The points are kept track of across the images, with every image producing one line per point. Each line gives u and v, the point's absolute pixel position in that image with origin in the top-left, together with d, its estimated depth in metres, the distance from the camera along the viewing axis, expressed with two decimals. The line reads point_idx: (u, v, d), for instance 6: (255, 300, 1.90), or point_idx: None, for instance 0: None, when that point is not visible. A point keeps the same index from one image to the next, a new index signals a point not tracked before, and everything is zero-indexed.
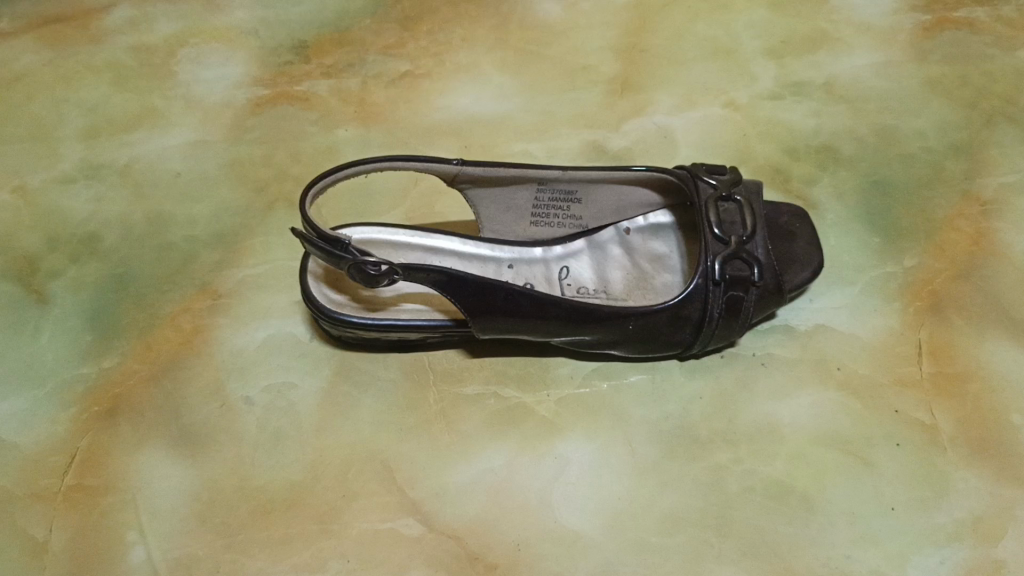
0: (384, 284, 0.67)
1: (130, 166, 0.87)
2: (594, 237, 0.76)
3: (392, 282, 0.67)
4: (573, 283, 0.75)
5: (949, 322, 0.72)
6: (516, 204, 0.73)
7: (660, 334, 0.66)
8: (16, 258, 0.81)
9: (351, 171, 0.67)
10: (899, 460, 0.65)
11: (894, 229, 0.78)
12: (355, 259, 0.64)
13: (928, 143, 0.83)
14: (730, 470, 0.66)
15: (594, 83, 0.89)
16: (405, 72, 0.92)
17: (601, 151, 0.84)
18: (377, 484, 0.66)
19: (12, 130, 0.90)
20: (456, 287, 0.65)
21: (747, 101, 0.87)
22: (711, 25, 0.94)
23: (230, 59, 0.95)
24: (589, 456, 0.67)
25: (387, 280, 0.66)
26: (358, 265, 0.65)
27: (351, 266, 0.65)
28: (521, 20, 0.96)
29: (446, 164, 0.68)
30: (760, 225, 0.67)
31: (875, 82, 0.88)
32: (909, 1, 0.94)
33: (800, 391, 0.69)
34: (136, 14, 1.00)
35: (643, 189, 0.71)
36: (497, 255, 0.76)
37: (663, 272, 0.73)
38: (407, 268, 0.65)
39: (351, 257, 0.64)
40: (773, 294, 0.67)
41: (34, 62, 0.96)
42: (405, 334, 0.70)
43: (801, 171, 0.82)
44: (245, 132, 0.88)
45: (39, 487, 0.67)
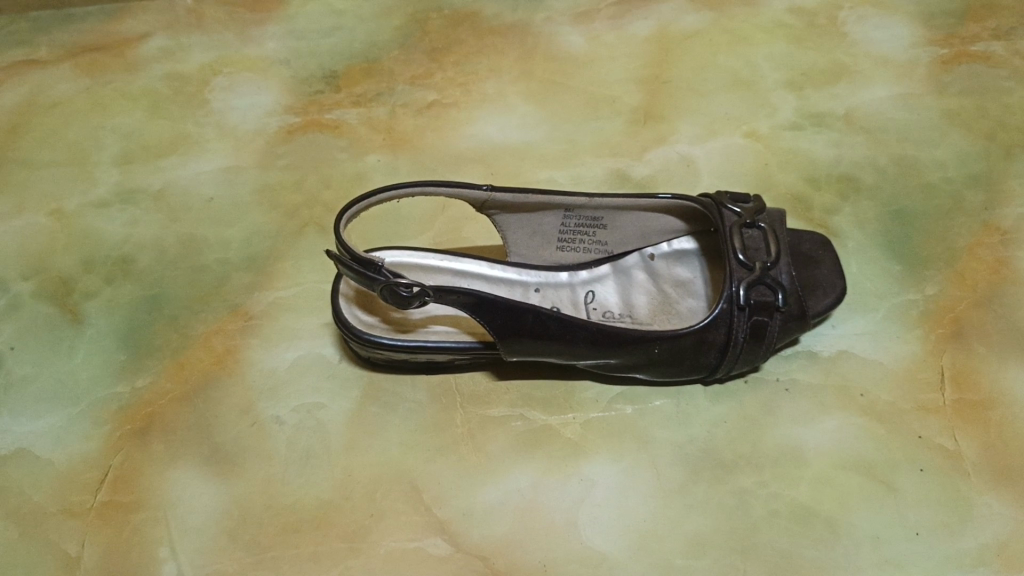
0: (415, 306, 0.68)
1: (164, 191, 0.89)
2: (618, 262, 0.77)
3: (422, 304, 0.68)
4: (598, 307, 0.76)
5: (972, 349, 0.73)
6: (543, 230, 0.75)
7: (685, 358, 0.67)
8: (51, 280, 0.83)
9: (383, 196, 0.69)
10: (923, 486, 0.65)
11: (915, 258, 0.79)
12: (387, 280, 0.66)
13: (948, 174, 0.84)
14: (754, 494, 0.66)
15: (618, 113, 0.91)
16: (433, 102, 0.94)
17: (625, 179, 0.85)
18: (405, 503, 0.67)
19: (49, 154, 0.93)
20: (485, 310, 0.66)
21: (769, 131, 0.89)
22: (732, 57, 0.96)
23: (263, 87, 0.97)
24: (615, 478, 0.68)
25: (418, 302, 0.67)
26: (391, 287, 0.66)
27: (383, 288, 0.66)
28: (546, 52, 0.98)
29: (476, 190, 0.69)
30: (784, 252, 0.68)
31: (894, 113, 0.89)
32: (926, 35, 0.96)
33: (824, 416, 0.70)
34: (171, 43, 1.03)
35: (668, 216, 0.72)
36: (524, 279, 0.77)
37: (687, 297, 0.75)
38: (438, 290, 0.66)
39: (384, 279, 0.66)
40: (797, 320, 0.68)
41: (71, 89, 0.98)
42: (433, 355, 0.71)
43: (822, 200, 0.83)
44: (276, 159, 0.90)
45: (73, 503, 0.69)
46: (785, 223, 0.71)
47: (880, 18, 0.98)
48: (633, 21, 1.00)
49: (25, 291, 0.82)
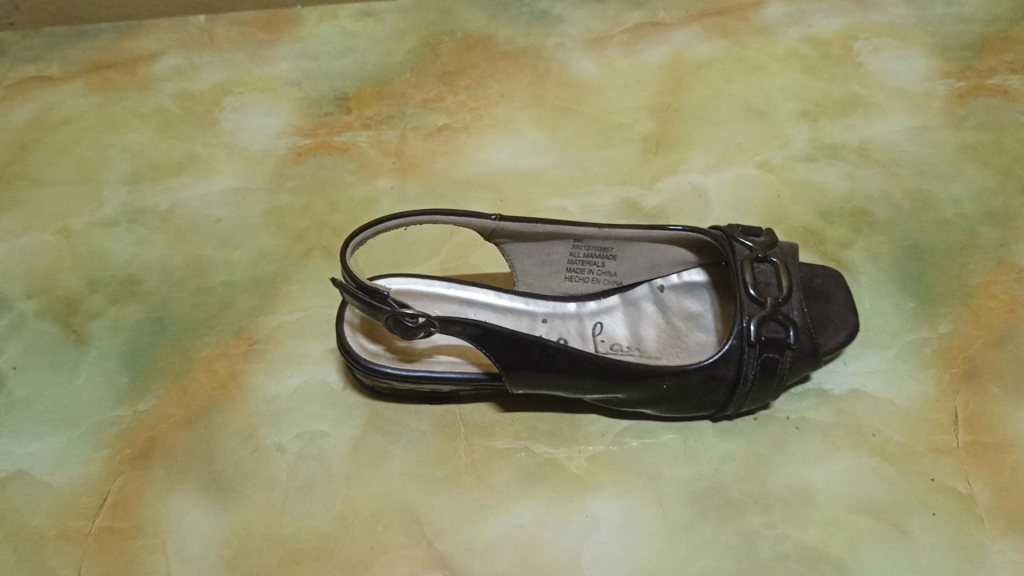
0: (420, 336, 0.67)
1: (172, 211, 0.88)
2: (628, 294, 0.76)
3: (428, 334, 0.67)
4: (607, 338, 0.75)
5: (986, 390, 0.71)
6: (552, 259, 0.74)
7: (694, 394, 0.66)
8: (57, 299, 0.82)
9: (390, 224, 0.68)
10: (935, 530, 0.64)
11: (928, 294, 0.78)
12: (393, 310, 0.65)
13: (963, 209, 0.83)
14: (762, 535, 0.65)
15: (629, 141, 0.90)
16: (443, 126, 0.94)
17: (635, 208, 0.84)
18: (406, 536, 0.66)
19: (58, 172, 0.92)
20: (492, 341, 0.65)
21: (782, 162, 0.88)
22: (745, 86, 0.95)
23: (273, 109, 0.97)
24: (620, 515, 0.67)
25: (424, 332, 0.66)
26: (396, 316, 0.65)
27: (389, 317, 0.65)
28: (558, 77, 0.97)
29: (484, 219, 0.69)
30: (796, 287, 0.67)
31: (909, 146, 0.88)
32: (942, 68, 0.95)
33: (834, 456, 0.69)
34: (183, 62, 1.03)
35: (678, 248, 0.71)
36: (531, 309, 0.77)
37: (697, 330, 0.74)
38: (444, 321, 0.65)
39: (389, 308, 0.65)
40: (808, 357, 0.67)
41: (82, 106, 0.98)
42: (438, 385, 0.70)
43: (835, 233, 0.82)
44: (285, 181, 0.90)
45: (71, 528, 0.68)
46: (797, 258, 0.70)
47: (896, 50, 0.97)
48: (647, 47, 0.99)
49: (30, 310, 0.81)
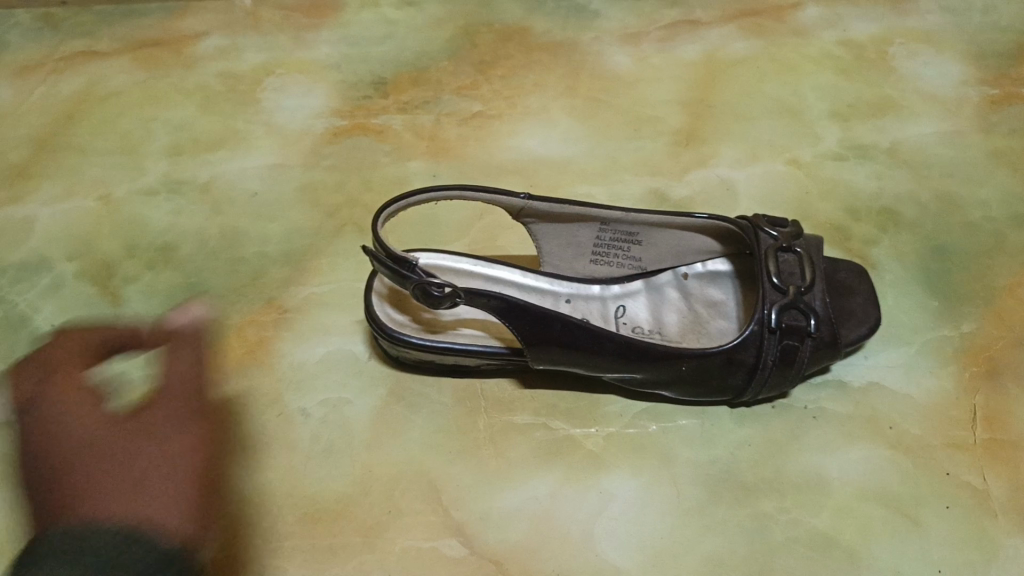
0: (445, 306, 0.68)
1: (210, 184, 0.91)
2: (651, 279, 0.78)
3: (453, 305, 0.68)
4: (629, 321, 0.76)
5: (1006, 389, 0.72)
6: (578, 241, 0.75)
7: (712, 378, 0.67)
8: (95, 262, 0.85)
9: (419, 198, 0.69)
10: (948, 522, 0.65)
11: (952, 294, 0.78)
12: (420, 280, 0.66)
13: (991, 213, 0.83)
14: (775, 519, 0.66)
15: (660, 134, 0.92)
16: (477, 113, 0.95)
17: (663, 199, 0.86)
18: (423, 503, 0.67)
19: (102, 143, 0.95)
20: (515, 315, 0.66)
21: (811, 160, 0.88)
22: (778, 86, 0.95)
23: (312, 90, 0.99)
24: (634, 492, 0.68)
25: (449, 303, 0.68)
26: (423, 286, 0.67)
27: (416, 287, 0.67)
28: (592, 70, 0.99)
29: (512, 198, 0.69)
30: (818, 279, 0.68)
31: (939, 149, 0.89)
32: (976, 75, 0.95)
33: (851, 447, 0.69)
34: (226, 42, 1.05)
35: (703, 236, 0.72)
36: (556, 290, 0.78)
37: (718, 318, 0.75)
38: (469, 293, 0.66)
39: (416, 278, 0.66)
40: (830, 347, 0.68)
41: (128, 81, 1.01)
42: (460, 358, 0.72)
43: (861, 231, 0.83)
44: (321, 159, 0.92)
45: None
46: (823, 250, 0.71)
47: (931, 55, 0.98)
48: (681, 44, 1.00)
49: (69, 272, 0.84)
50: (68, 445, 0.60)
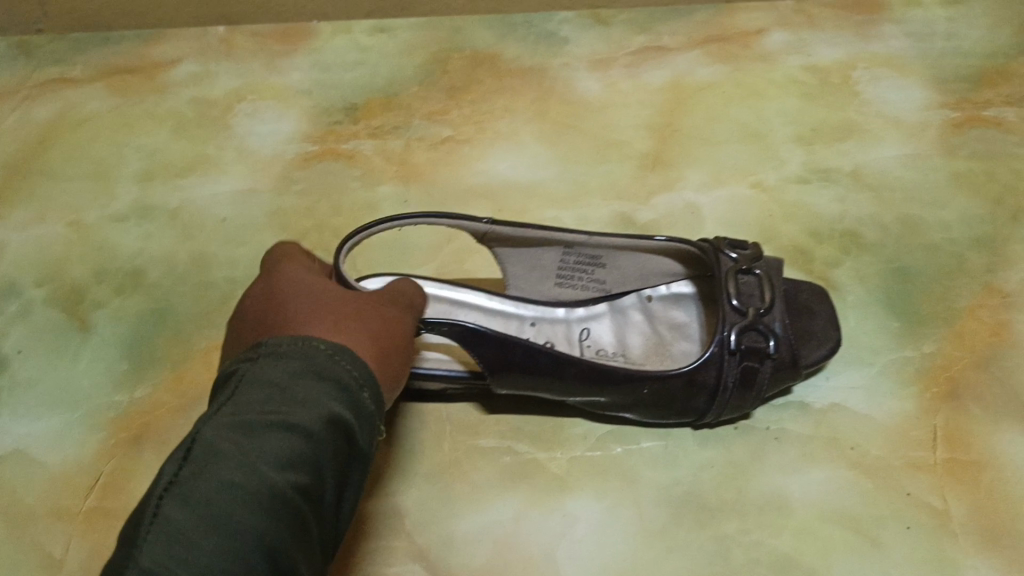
0: None
1: (181, 209, 0.91)
2: (616, 302, 0.78)
3: None
4: (592, 344, 0.78)
5: (966, 410, 0.72)
6: (542, 265, 0.75)
7: (675, 401, 0.67)
8: (63, 287, 0.85)
9: (382, 227, 0.69)
10: (907, 543, 0.65)
11: (914, 315, 0.79)
12: None
13: (953, 235, 0.85)
14: (736, 541, 0.66)
15: (627, 158, 0.93)
16: (447, 138, 0.96)
17: (629, 223, 0.87)
18: (387, 527, 0.68)
19: (74, 168, 0.96)
20: (477, 342, 0.66)
21: (775, 184, 0.90)
22: (743, 110, 0.97)
23: (284, 116, 1.00)
24: (597, 515, 0.68)
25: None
26: None
27: None
28: (562, 95, 1.00)
29: (476, 224, 0.70)
30: (778, 300, 0.68)
31: (902, 172, 0.90)
32: (939, 99, 0.97)
33: (812, 468, 0.70)
34: (200, 68, 1.06)
35: (665, 258, 0.73)
36: (521, 313, 0.79)
37: (681, 340, 0.76)
38: (429, 321, 0.65)
39: None
40: (789, 368, 0.68)
41: (101, 108, 1.02)
42: (425, 382, 0.72)
43: (824, 253, 0.84)
44: (291, 184, 0.93)
45: (62, 506, 0.70)
46: (782, 272, 0.72)
47: (894, 79, 0.99)
48: (649, 69, 1.02)
49: (38, 297, 0.84)
50: (295, 300, 0.59)
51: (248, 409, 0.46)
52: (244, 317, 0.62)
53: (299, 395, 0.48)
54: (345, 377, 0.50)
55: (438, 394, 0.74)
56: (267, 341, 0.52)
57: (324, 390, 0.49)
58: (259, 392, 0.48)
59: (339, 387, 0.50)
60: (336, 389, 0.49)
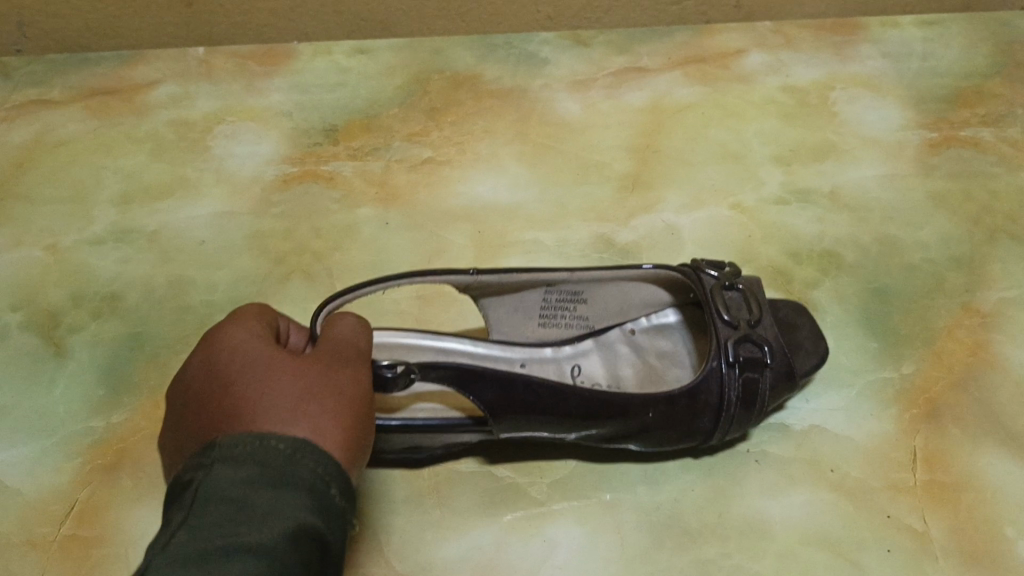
0: (399, 387, 0.68)
1: (159, 232, 0.91)
2: (601, 337, 0.78)
3: (409, 382, 0.67)
4: (586, 380, 0.76)
5: (945, 431, 0.73)
6: (524, 306, 0.75)
7: (681, 422, 0.66)
8: (40, 312, 0.84)
9: (367, 289, 0.67)
10: (889, 565, 0.65)
11: (893, 335, 0.79)
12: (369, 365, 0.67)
13: (931, 255, 0.85)
14: (718, 565, 0.66)
15: (607, 179, 0.93)
16: (428, 159, 0.96)
17: (610, 244, 0.87)
18: (366, 554, 0.67)
19: (51, 191, 0.95)
20: (473, 377, 0.65)
21: (754, 205, 0.90)
22: (722, 131, 0.97)
23: (264, 138, 0.99)
24: (578, 540, 0.68)
25: (403, 381, 0.67)
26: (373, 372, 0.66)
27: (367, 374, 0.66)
28: (542, 116, 1.00)
29: (460, 275, 0.68)
30: (762, 312, 0.69)
31: (880, 192, 0.91)
32: (916, 119, 0.97)
33: (793, 491, 0.70)
34: (179, 90, 1.06)
35: (649, 285, 0.73)
36: (509, 355, 0.75)
37: (673, 366, 0.76)
38: (422, 365, 0.66)
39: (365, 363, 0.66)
40: (786, 380, 0.68)
41: (79, 130, 1.01)
42: (423, 436, 0.69)
43: (804, 274, 0.84)
44: (270, 206, 0.92)
45: (36, 535, 0.69)
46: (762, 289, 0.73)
47: (871, 100, 1.00)
48: (629, 90, 1.02)
49: (13, 322, 0.83)
50: (247, 379, 0.56)
51: (204, 531, 0.43)
52: (191, 395, 0.58)
53: (257, 506, 0.45)
54: (310, 479, 0.48)
55: (418, 448, 0.71)
56: (219, 445, 0.50)
57: (290, 493, 0.46)
58: (218, 508, 0.45)
59: (303, 492, 0.47)
60: (303, 489, 0.47)
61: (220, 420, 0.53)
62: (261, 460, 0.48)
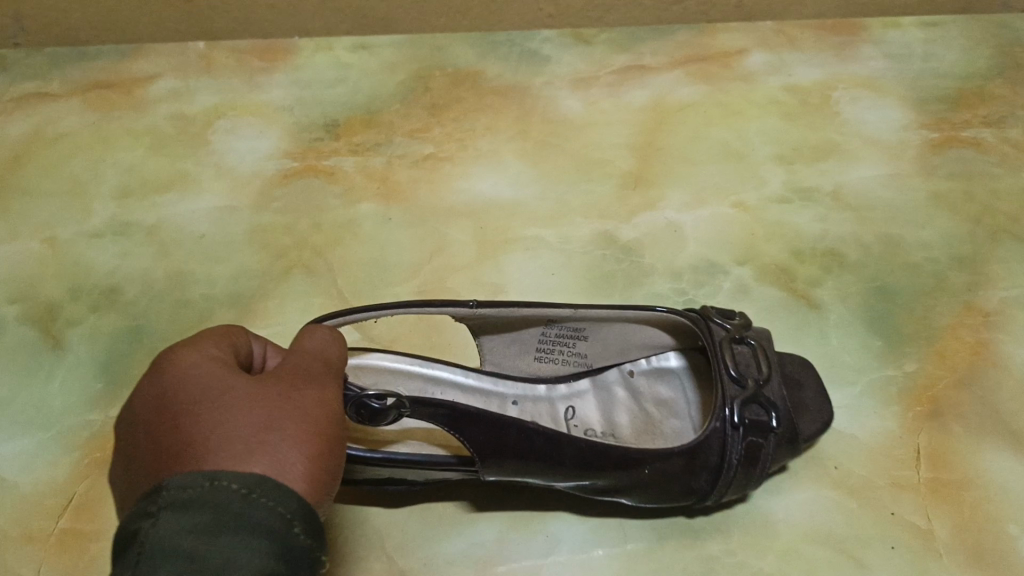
0: (389, 422, 0.64)
1: (158, 227, 0.90)
2: (598, 377, 0.74)
3: (398, 418, 0.64)
4: (579, 423, 0.73)
5: (949, 429, 0.72)
6: (522, 339, 0.71)
7: (675, 483, 0.61)
8: (37, 305, 0.83)
9: (359, 315, 0.65)
10: (892, 563, 0.65)
11: (895, 334, 0.79)
12: (355, 395, 0.62)
13: (933, 254, 0.85)
14: (722, 563, 0.65)
15: (609, 177, 0.93)
16: (429, 155, 0.96)
17: (612, 242, 0.86)
18: (367, 549, 0.66)
19: (49, 184, 0.94)
20: (461, 422, 0.61)
21: (756, 203, 0.90)
22: (724, 130, 0.97)
23: (264, 133, 0.99)
24: (580, 536, 0.67)
25: (391, 415, 0.63)
26: (359, 402, 0.63)
27: (351, 404, 0.63)
28: (544, 113, 1.00)
29: (462, 306, 0.65)
30: (774, 371, 0.63)
31: (883, 192, 0.91)
32: (918, 119, 0.97)
33: (796, 489, 0.69)
34: (179, 84, 1.05)
35: (652, 328, 0.69)
36: (501, 390, 0.73)
37: (671, 418, 0.72)
38: (413, 402, 0.62)
39: (351, 393, 0.63)
40: (790, 444, 0.63)
41: (77, 123, 1.01)
42: (403, 472, 0.65)
43: (806, 272, 0.84)
44: (271, 201, 0.92)
45: (33, 529, 0.68)
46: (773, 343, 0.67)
47: (873, 100, 1.00)
48: (630, 89, 1.02)
49: (11, 315, 0.82)
50: (201, 404, 0.49)
51: None
52: (134, 424, 0.51)
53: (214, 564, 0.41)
54: (269, 523, 0.44)
55: (399, 482, 0.66)
56: (165, 488, 0.44)
57: (247, 550, 0.42)
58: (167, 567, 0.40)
59: (265, 539, 0.43)
60: (261, 544, 0.43)
61: (165, 456, 0.47)
62: (211, 507, 0.43)
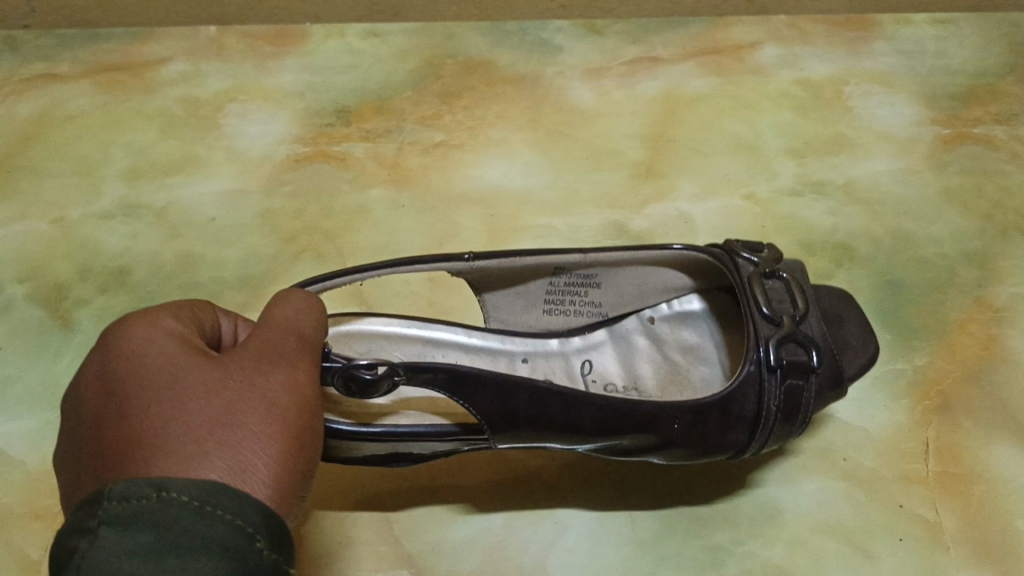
0: (384, 392, 0.61)
1: (168, 209, 0.90)
2: (615, 327, 0.75)
3: (393, 388, 0.60)
4: (598, 377, 0.74)
5: (958, 423, 0.72)
6: (528, 292, 0.71)
7: (710, 436, 0.60)
8: (46, 284, 0.83)
9: (344, 279, 0.64)
10: (900, 555, 0.65)
11: (905, 327, 0.79)
12: (344, 365, 0.59)
13: (943, 249, 0.85)
14: (729, 552, 0.65)
15: (620, 167, 0.92)
16: (440, 142, 0.96)
17: (623, 231, 0.86)
18: (375, 533, 0.66)
19: (58, 165, 0.94)
20: (473, 386, 0.58)
21: (767, 196, 0.90)
22: (736, 122, 0.97)
23: (274, 117, 0.98)
24: (588, 524, 0.67)
25: (385, 386, 0.60)
26: (349, 373, 0.59)
27: (340, 376, 0.59)
28: (555, 103, 1.00)
29: (456, 259, 0.64)
30: (809, 306, 0.63)
31: (894, 186, 0.90)
32: (929, 115, 0.97)
33: (805, 479, 0.69)
34: (189, 68, 1.05)
35: (667, 271, 0.69)
36: (509, 348, 0.73)
37: (698, 365, 0.72)
38: (409, 369, 0.59)
39: (339, 364, 0.59)
40: (831, 386, 0.63)
41: (87, 105, 1.00)
42: (406, 446, 0.63)
43: (816, 265, 0.84)
44: (281, 185, 0.91)
45: (40, 506, 0.68)
46: (805, 275, 0.67)
47: (885, 95, 1.00)
48: (642, 80, 1.02)
49: (19, 294, 0.82)
50: (157, 393, 0.48)
51: None
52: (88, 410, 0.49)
53: None
54: (226, 538, 0.42)
55: (397, 457, 0.65)
56: (109, 497, 0.42)
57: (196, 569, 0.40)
58: None
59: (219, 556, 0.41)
60: (213, 560, 0.41)
61: (117, 450, 0.46)
62: (162, 521, 0.41)
